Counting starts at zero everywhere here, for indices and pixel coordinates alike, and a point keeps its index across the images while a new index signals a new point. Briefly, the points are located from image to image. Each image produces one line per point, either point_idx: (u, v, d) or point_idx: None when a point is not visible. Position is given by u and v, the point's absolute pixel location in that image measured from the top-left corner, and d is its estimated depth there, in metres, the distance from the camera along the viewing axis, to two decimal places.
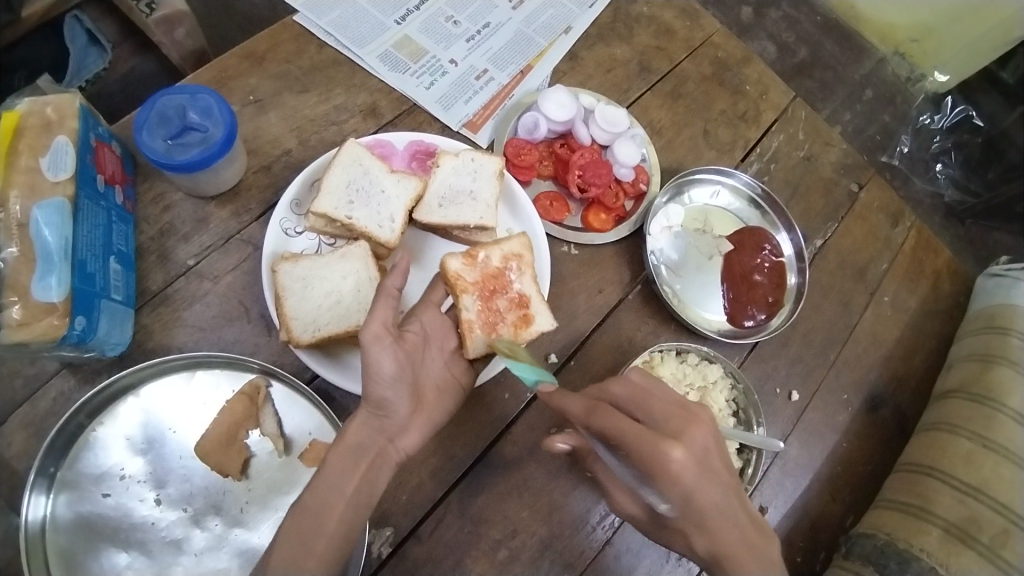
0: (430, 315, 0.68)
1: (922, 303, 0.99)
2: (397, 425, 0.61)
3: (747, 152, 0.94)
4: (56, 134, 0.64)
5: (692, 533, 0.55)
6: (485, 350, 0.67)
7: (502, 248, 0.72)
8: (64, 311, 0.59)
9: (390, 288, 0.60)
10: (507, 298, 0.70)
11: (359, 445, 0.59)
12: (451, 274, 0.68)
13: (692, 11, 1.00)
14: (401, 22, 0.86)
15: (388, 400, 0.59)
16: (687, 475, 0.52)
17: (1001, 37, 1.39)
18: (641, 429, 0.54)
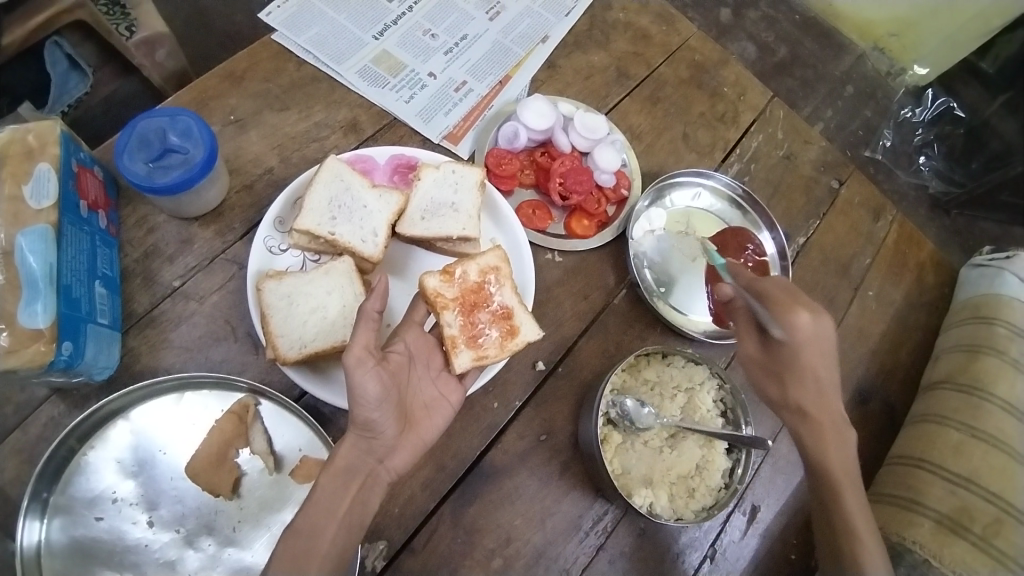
0: (413, 334, 0.69)
1: (907, 296, 1.01)
2: (386, 444, 0.62)
3: (727, 153, 0.95)
4: (38, 162, 0.64)
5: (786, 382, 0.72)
6: (471, 364, 0.68)
7: (478, 261, 0.72)
8: (51, 337, 0.60)
9: (370, 310, 0.61)
10: (489, 311, 0.71)
11: (350, 468, 0.59)
12: (430, 292, 0.69)
13: (668, 15, 1.01)
14: (379, 37, 0.87)
15: (374, 421, 0.60)
16: (801, 356, 0.69)
17: (981, 26, 1.42)
18: (805, 332, 0.67)
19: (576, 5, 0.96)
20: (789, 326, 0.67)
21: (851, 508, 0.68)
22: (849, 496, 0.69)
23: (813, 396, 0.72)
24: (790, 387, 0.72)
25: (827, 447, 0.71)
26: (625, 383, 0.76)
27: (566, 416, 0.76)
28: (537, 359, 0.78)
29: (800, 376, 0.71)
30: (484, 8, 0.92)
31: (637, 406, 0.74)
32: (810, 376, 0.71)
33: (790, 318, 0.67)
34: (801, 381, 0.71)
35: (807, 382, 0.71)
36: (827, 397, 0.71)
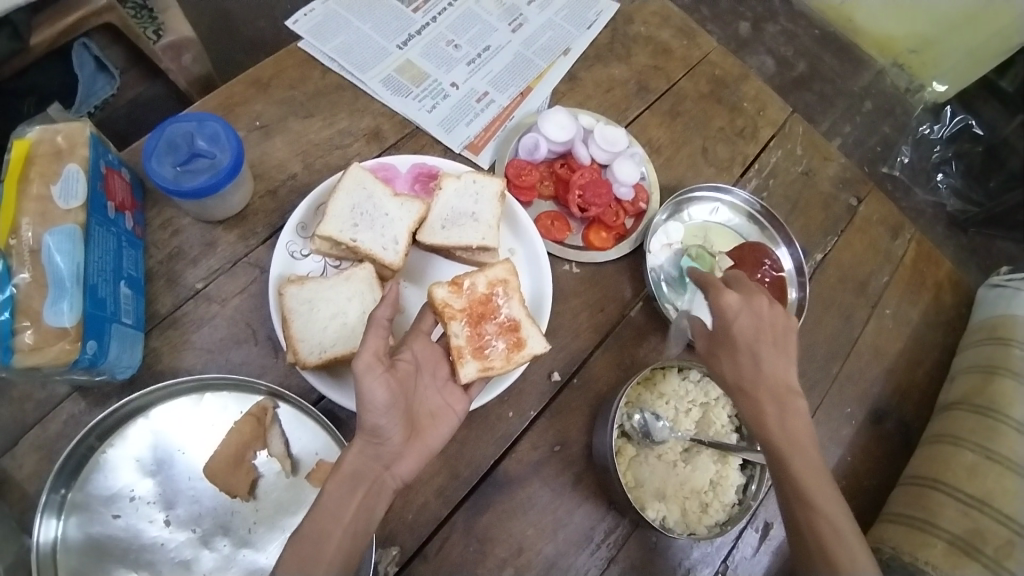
0: (421, 343, 0.69)
1: (924, 315, 1.00)
2: (393, 451, 0.62)
3: (745, 168, 0.96)
4: (67, 163, 0.66)
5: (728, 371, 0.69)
6: (476, 375, 0.68)
7: (487, 274, 0.73)
8: (76, 336, 0.61)
9: (380, 318, 0.61)
10: (497, 323, 0.72)
11: (357, 474, 0.59)
12: (438, 302, 0.70)
13: (689, 30, 1.02)
14: (403, 47, 0.88)
15: (382, 426, 0.60)
16: (735, 331, 0.68)
17: (1001, 43, 1.40)
18: (729, 310, 0.69)
19: (598, 18, 0.97)
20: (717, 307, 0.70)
21: (816, 491, 0.60)
22: (809, 482, 0.61)
23: (751, 374, 0.67)
24: (729, 369, 0.68)
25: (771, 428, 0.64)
26: (640, 396, 0.76)
27: (580, 428, 0.77)
28: (553, 370, 0.78)
29: (736, 354, 0.68)
30: (506, 20, 0.93)
31: (649, 420, 0.75)
32: (742, 353, 0.68)
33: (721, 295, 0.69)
34: (735, 359, 0.68)
35: (748, 362, 0.67)
36: (773, 372, 0.67)
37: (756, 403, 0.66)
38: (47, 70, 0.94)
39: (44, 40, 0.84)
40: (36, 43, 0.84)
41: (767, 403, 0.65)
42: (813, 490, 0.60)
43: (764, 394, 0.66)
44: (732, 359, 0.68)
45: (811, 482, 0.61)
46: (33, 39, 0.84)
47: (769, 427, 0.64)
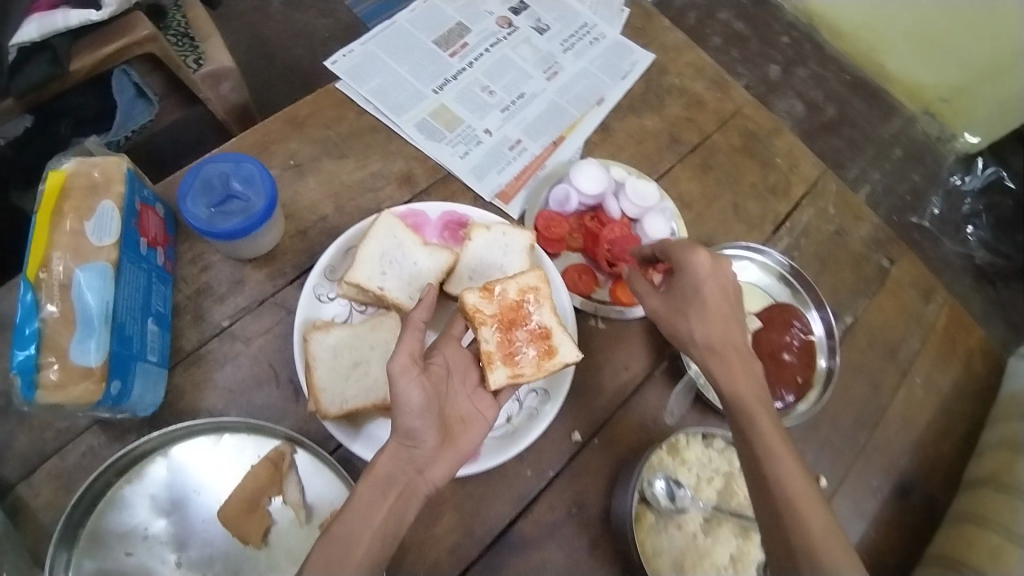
0: (451, 348, 0.71)
1: (954, 384, 0.97)
2: (426, 455, 0.63)
3: (777, 227, 0.94)
4: (102, 198, 0.66)
5: (690, 322, 0.72)
6: (506, 381, 0.68)
7: (518, 281, 0.73)
8: (100, 375, 0.61)
9: (416, 320, 0.63)
10: (528, 330, 0.72)
11: (390, 477, 0.60)
12: (469, 308, 0.70)
13: (723, 82, 1.00)
14: (438, 92, 0.88)
15: (416, 429, 0.61)
16: (706, 292, 0.71)
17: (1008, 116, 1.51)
18: (705, 274, 0.71)
19: (633, 68, 0.96)
20: (687, 270, 0.71)
21: (796, 488, 0.59)
22: (789, 470, 0.61)
23: (718, 334, 0.71)
24: (699, 332, 0.71)
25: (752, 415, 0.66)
26: (662, 460, 0.74)
27: (599, 490, 0.75)
28: (574, 430, 0.77)
29: (705, 316, 0.71)
30: (541, 67, 0.94)
31: (669, 487, 0.73)
32: (712, 316, 0.71)
33: (695, 255, 0.70)
34: (705, 321, 0.71)
35: (716, 331, 0.71)
36: (735, 334, 0.71)
37: (732, 379, 0.69)
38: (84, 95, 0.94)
39: (84, 66, 0.81)
40: (76, 69, 0.80)
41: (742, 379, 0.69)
42: (791, 479, 0.60)
43: (732, 358, 0.70)
44: (700, 323, 0.71)
45: (789, 470, 0.61)
46: (73, 66, 0.80)
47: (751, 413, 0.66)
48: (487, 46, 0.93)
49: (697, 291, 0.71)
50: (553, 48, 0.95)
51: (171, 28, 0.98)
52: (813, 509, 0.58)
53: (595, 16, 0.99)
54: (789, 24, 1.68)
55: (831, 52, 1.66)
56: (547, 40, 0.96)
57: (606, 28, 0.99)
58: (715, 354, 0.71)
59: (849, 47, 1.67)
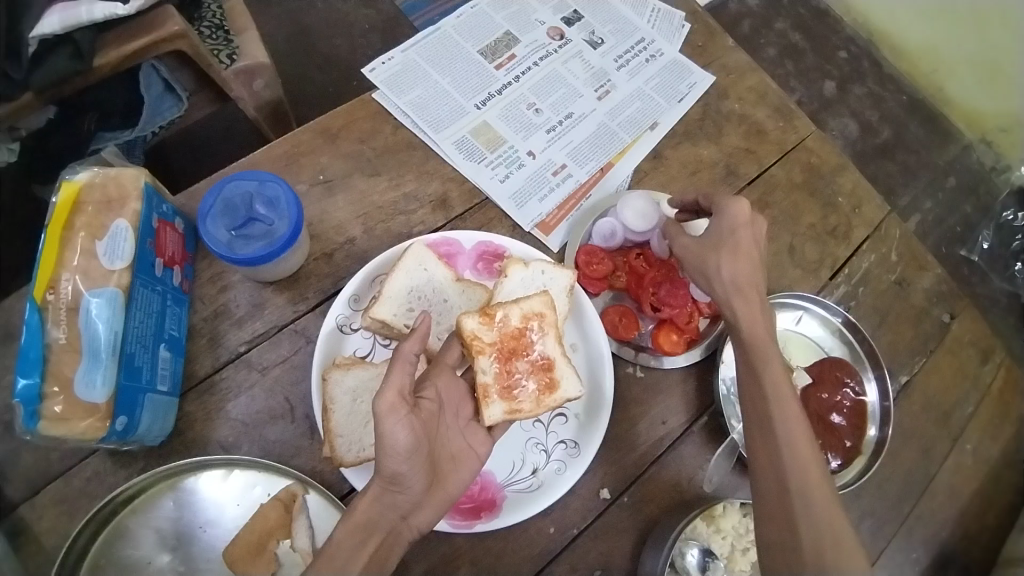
0: (444, 379, 0.63)
1: (1005, 453, 0.89)
2: (411, 501, 0.56)
3: (834, 272, 0.87)
4: (117, 217, 0.61)
5: (714, 260, 0.66)
6: (502, 417, 0.62)
7: (522, 306, 0.66)
8: (105, 413, 0.57)
9: (408, 352, 0.55)
10: (529, 361, 0.66)
11: (371, 523, 0.54)
12: (467, 334, 0.63)
13: (786, 110, 0.93)
14: (481, 107, 0.83)
15: (402, 474, 0.54)
16: (741, 242, 0.66)
17: None
18: (740, 214, 0.66)
19: (690, 91, 0.90)
20: (724, 212, 0.67)
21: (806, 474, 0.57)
22: (811, 474, 0.57)
23: (746, 276, 0.65)
24: (726, 270, 0.65)
25: (773, 400, 0.61)
26: (696, 527, 0.68)
27: (625, 552, 0.70)
28: (603, 486, 0.72)
29: (735, 253, 0.66)
30: (593, 85, 0.88)
31: (702, 556, 0.67)
32: (743, 253, 0.66)
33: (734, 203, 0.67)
34: (735, 258, 0.65)
35: (744, 274, 0.65)
36: (758, 280, 0.66)
37: (752, 325, 0.64)
38: (111, 88, 0.90)
39: (108, 62, 0.75)
40: (100, 65, 0.75)
41: (768, 345, 0.64)
42: (811, 480, 0.57)
43: (754, 297, 0.65)
44: (728, 260, 0.66)
45: (808, 465, 0.58)
46: (97, 61, 0.75)
47: (769, 393, 0.61)
48: (536, 59, 0.87)
49: (732, 235, 0.66)
50: (606, 64, 0.89)
51: (205, 20, 0.93)
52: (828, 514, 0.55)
53: (654, 31, 0.93)
54: (848, 39, 1.58)
55: (892, 72, 1.57)
56: (601, 55, 0.90)
57: (665, 45, 0.92)
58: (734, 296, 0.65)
59: (911, 68, 1.55)
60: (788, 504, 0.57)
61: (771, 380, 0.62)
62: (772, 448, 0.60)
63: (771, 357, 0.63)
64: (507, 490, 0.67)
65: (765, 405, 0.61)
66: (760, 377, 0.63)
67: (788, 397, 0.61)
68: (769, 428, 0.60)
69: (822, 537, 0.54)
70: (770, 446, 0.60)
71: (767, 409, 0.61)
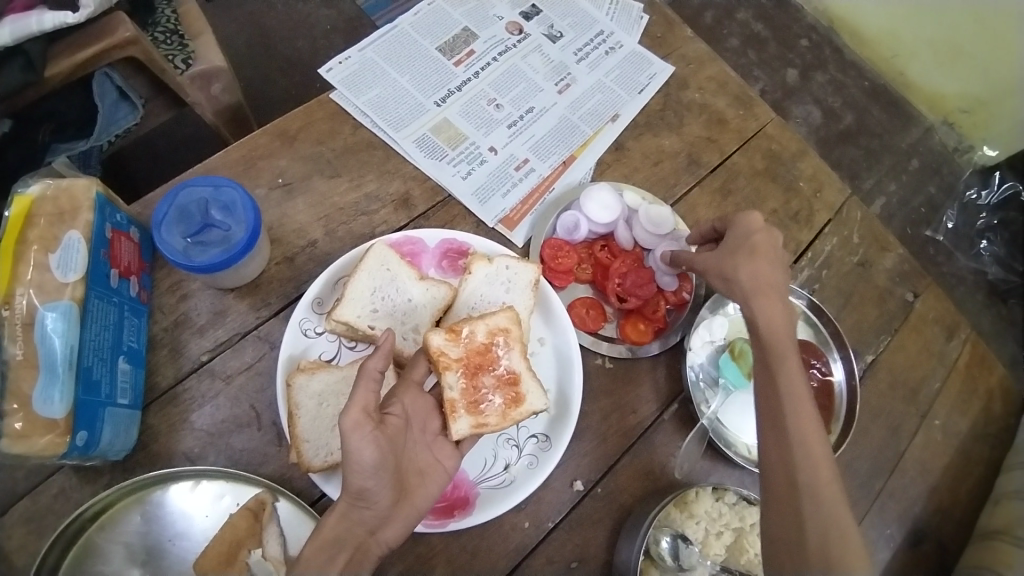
0: (411, 395, 0.62)
1: (973, 426, 0.91)
2: (379, 515, 0.55)
3: (798, 256, 0.89)
4: (69, 228, 0.60)
5: (730, 261, 0.67)
6: (469, 432, 0.62)
7: (487, 322, 0.66)
8: (65, 428, 0.55)
9: (372, 369, 0.54)
10: (495, 376, 0.65)
11: (339, 540, 0.52)
12: (433, 350, 0.63)
13: (746, 98, 0.94)
14: (441, 104, 0.82)
15: (369, 490, 0.53)
16: (757, 246, 0.67)
17: (1005, 142, 1.48)
18: (755, 224, 0.68)
19: (650, 82, 0.90)
20: (737, 223, 0.69)
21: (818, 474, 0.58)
22: (824, 485, 0.58)
23: (761, 278, 0.66)
24: (745, 271, 0.66)
25: (783, 388, 0.62)
26: (669, 514, 0.69)
27: (601, 542, 0.70)
28: (576, 478, 0.72)
29: (752, 254, 0.66)
30: (553, 79, 0.88)
31: (675, 543, 0.67)
32: (761, 254, 0.66)
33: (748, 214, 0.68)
34: (752, 259, 0.66)
35: (766, 278, 0.66)
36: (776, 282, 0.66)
37: (773, 330, 0.65)
38: (66, 97, 0.87)
39: (60, 72, 0.74)
40: (52, 76, 0.74)
41: (793, 356, 0.64)
42: (824, 489, 0.58)
43: (773, 295, 0.66)
44: (752, 262, 0.66)
45: (816, 451, 0.59)
46: (50, 72, 0.74)
47: (787, 404, 0.62)
48: (495, 55, 0.87)
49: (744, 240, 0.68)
50: (565, 58, 0.90)
51: (159, 25, 0.91)
52: (838, 519, 0.56)
53: (612, 23, 0.93)
54: (809, 27, 1.61)
55: (852, 58, 1.60)
56: (560, 49, 0.90)
57: (623, 37, 0.93)
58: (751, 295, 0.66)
59: (872, 54, 1.59)
60: (797, 509, 0.57)
61: (790, 394, 0.62)
62: (783, 436, 0.61)
63: (790, 371, 0.63)
64: (480, 487, 0.67)
65: (782, 415, 0.61)
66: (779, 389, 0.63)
67: (805, 410, 0.62)
68: (782, 427, 0.61)
69: (829, 540, 0.55)
70: (782, 442, 0.61)
71: (785, 421, 0.61)
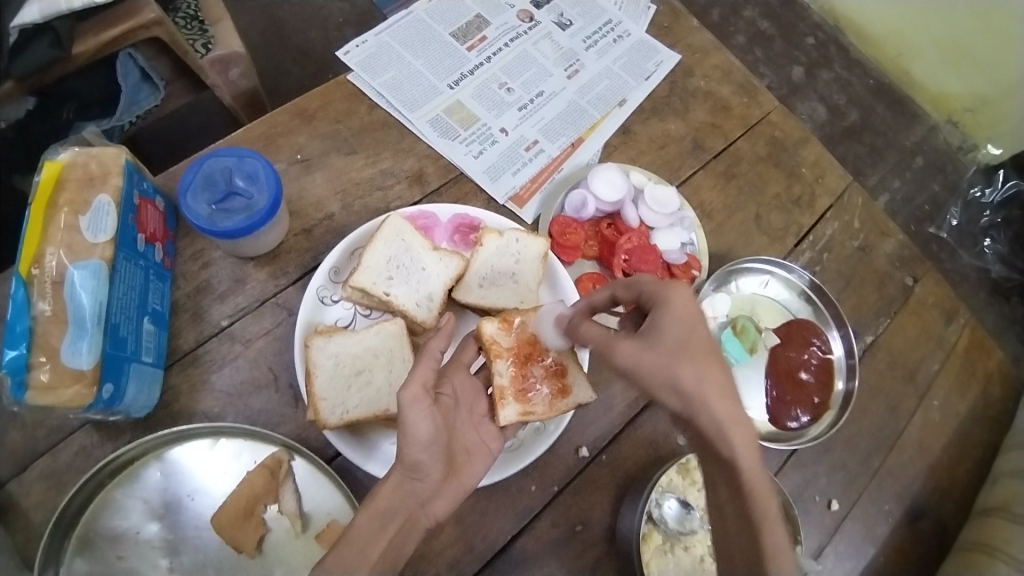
0: (461, 376, 0.66)
1: (972, 408, 0.93)
2: (429, 489, 0.58)
3: (799, 239, 0.91)
4: (99, 192, 0.63)
5: (664, 368, 0.55)
6: (516, 419, 0.65)
7: (537, 314, 0.70)
8: (92, 379, 0.58)
9: (433, 349, 0.58)
10: (543, 366, 0.69)
11: (390, 510, 0.56)
12: (485, 337, 0.67)
13: (750, 86, 0.97)
14: (454, 87, 0.85)
15: (423, 462, 0.57)
16: (692, 335, 0.56)
17: (1009, 142, 1.51)
18: (691, 308, 0.57)
19: (657, 69, 0.93)
20: (669, 303, 0.57)
21: None
22: None
23: (697, 380, 0.54)
24: (692, 375, 0.54)
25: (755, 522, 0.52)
26: (672, 480, 0.72)
27: (605, 507, 0.73)
28: (581, 445, 0.75)
29: (700, 352, 0.55)
30: (562, 65, 0.91)
31: (680, 508, 0.71)
32: (709, 349, 0.55)
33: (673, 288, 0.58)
34: (703, 360, 0.55)
35: (723, 390, 0.54)
36: (715, 378, 0.55)
37: (733, 460, 0.53)
38: (90, 77, 0.90)
39: (86, 49, 0.77)
40: (78, 53, 0.77)
41: (760, 480, 0.52)
42: None
43: (729, 397, 0.54)
44: (704, 368, 0.55)
45: None
46: (75, 48, 0.77)
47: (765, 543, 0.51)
48: (507, 40, 0.90)
49: (671, 330, 0.56)
50: (575, 45, 0.92)
51: (180, 11, 0.96)
52: None
53: (621, 13, 0.96)
54: (815, 25, 1.63)
55: (857, 57, 1.62)
56: (570, 37, 0.93)
57: (631, 26, 0.96)
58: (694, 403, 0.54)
59: (877, 53, 1.62)
60: None
61: (766, 520, 0.51)
62: None
63: (767, 498, 0.52)
64: None
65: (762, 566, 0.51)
66: (752, 518, 0.52)
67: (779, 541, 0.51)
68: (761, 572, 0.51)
69: None
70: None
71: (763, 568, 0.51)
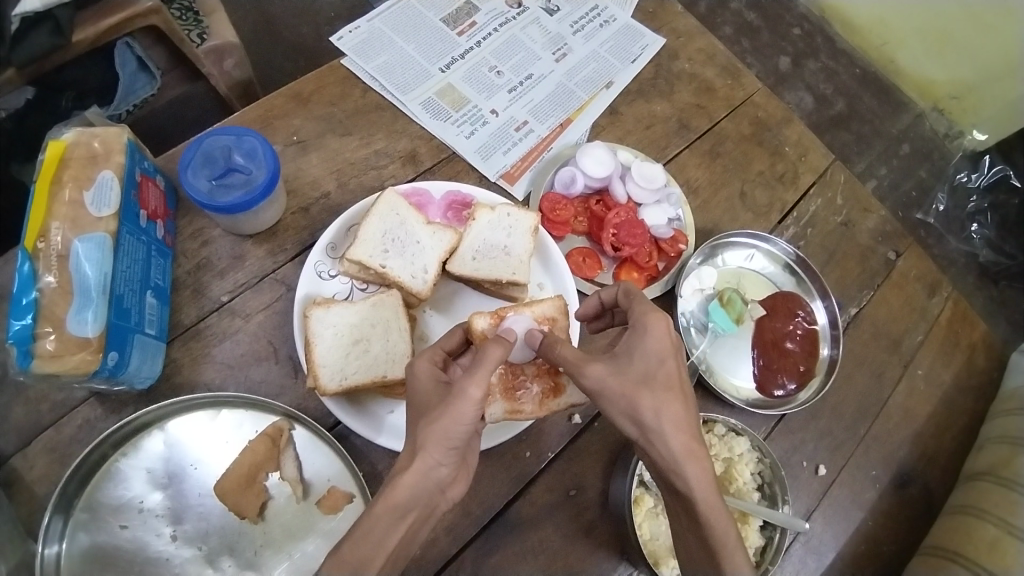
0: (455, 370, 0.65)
1: (956, 378, 0.95)
2: (450, 475, 0.56)
3: (783, 215, 0.94)
4: (102, 168, 0.65)
5: (625, 397, 0.56)
6: (502, 417, 0.67)
7: (534, 311, 0.70)
8: (98, 346, 0.60)
9: (495, 356, 0.56)
10: (535, 365, 0.69)
11: (411, 501, 0.54)
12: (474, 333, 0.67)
13: (734, 68, 0.99)
14: (445, 71, 0.88)
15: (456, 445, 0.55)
16: (655, 368, 0.57)
17: (1005, 118, 1.52)
18: (663, 339, 0.58)
19: (642, 52, 0.96)
20: (648, 333, 0.58)
21: None
22: None
23: (656, 414, 0.56)
24: (656, 408, 0.56)
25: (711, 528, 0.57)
26: None
27: (598, 472, 0.75)
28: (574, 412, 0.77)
29: (663, 387, 0.57)
30: (550, 49, 0.93)
31: None
32: (672, 386, 0.57)
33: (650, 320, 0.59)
34: (664, 394, 0.57)
35: (680, 423, 0.57)
36: (675, 411, 0.57)
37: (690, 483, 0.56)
38: (88, 67, 0.94)
39: (85, 37, 0.79)
40: (78, 40, 0.79)
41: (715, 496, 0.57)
42: None
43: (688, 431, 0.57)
44: (664, 401, 0.56)
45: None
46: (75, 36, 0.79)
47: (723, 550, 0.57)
48: (495, 26, 0.93)
49: (638, 364, 0.57)
50: (562, 30, 0.95)
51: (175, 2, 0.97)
52: None
53: None
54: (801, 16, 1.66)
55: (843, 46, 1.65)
56: (557, 22, 0.95)
57: (617, 11, 0.98)
58: (653, 433, 0.56)
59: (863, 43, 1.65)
60: None
61: (723, 544, 0.57)
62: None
63: (721, 522, 0.57)
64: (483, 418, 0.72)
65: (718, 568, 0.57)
66: (709, 534, 0.57)
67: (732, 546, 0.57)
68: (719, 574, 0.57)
69: None
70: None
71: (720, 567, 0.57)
